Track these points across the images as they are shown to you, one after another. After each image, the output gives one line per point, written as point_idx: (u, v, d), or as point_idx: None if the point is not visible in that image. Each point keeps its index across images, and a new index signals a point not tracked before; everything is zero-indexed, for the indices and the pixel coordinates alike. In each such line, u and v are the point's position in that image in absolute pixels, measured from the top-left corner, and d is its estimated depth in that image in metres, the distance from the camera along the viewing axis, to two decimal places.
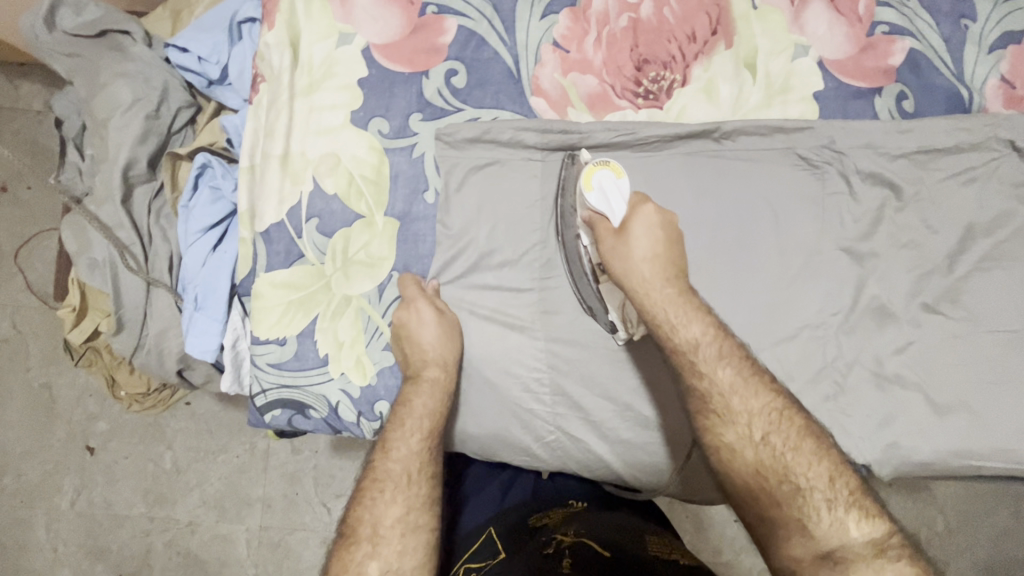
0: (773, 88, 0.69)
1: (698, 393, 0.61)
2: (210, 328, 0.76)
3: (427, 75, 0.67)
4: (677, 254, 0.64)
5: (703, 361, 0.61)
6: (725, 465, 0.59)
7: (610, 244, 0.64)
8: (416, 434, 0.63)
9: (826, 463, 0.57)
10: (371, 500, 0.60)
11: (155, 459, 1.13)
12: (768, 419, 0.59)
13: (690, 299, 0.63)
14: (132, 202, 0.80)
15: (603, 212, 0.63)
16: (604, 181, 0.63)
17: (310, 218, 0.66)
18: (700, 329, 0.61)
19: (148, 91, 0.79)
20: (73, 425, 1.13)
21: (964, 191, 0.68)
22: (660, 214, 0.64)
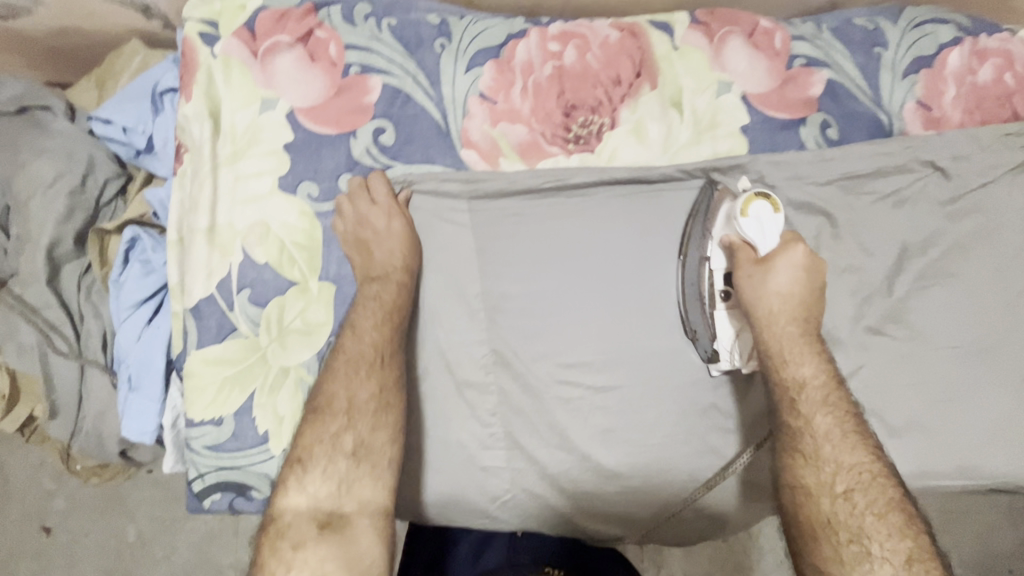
0: (701, 124, 0.70)
1: (789, 430, 0.59)
2: (146, 408, 0.72)
3: (354, 135, 0.66)
4: (810, 300, 0.63)
5: (805, 400, 0.59)
6: (801, 506, 0.57)
7: (747, 272, 0.62)
8: (342, 413, 0.58)
9: (901, 540, 0.53)
10: (297, 481, 0.55)
11: (119, 532, 1.10)
12: (856, 476, 0.56)
13: (812, 341, 0.62)
14: (60, 281, 0.76)
15: (750, 239, 0.62)
16: (759, 211, 0.61)
17: (242, 289, 0.64)
18: (809, 372, 0.60)
19: (71, 166, 0.76)
20: (28, 507, 1.09)
21: (895, 212, 0.69)
22: (808, 257, 0.63)
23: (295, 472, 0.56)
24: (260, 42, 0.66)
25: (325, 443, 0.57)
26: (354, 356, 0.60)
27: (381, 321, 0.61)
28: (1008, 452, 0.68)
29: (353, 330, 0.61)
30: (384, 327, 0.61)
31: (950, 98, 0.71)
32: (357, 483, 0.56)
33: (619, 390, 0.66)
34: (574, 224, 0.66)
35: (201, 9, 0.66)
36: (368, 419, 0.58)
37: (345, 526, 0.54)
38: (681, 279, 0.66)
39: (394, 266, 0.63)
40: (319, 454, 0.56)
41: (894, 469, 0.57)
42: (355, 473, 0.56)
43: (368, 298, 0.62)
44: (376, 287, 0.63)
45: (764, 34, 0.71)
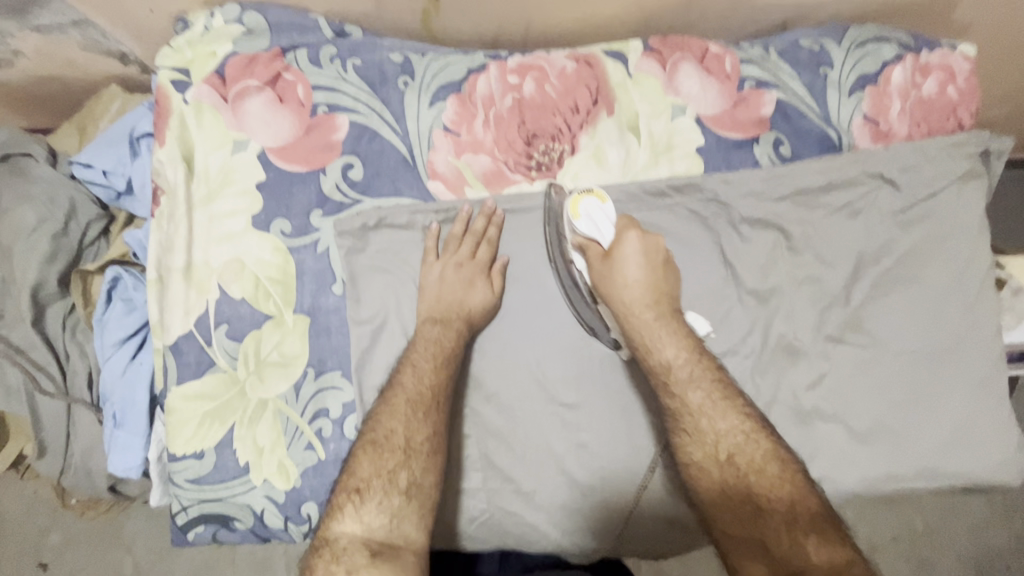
0: (658, 147, 0.72)
1: (671, 410, 0.65)
2: (131, 443, 0.74)
3: (324, 172, 0.69)
4: (661, 277, 0.67)
5: (676, 382, 0.64)
6: (693, 481, 0.64)
7: (599, 271, 0.67)
8: (419, 436, 0.62)
9: (791, 486, 0.61)
10: (353, 510, 0.58)
11: (116, 566, 1.11)
12: (735, 441, 0.63)
13: (668, 322, 0.66)
14: (45, 322, 0.78)
15: (591, 237, 0.67)
16: (589, 210, 0.67)
17: (219, 325, 0.66)
18: (676, 351, 0.65)
19: (54, 210, 0.79)
20: (24, 543, 1.12)
21: (849, 224, 0.72)
22: (646, 240, 0.67)
23: (353, 500, 0.58)
24: (230, 88, 0.69)
25: (382, 477, 0.59)
26: (411, 394, 0.62)
27: (437, 363, 0.64)
28: (968, 452, 0.70)
29: (409, 373, 0.64)
30: (440, 372, 0.64)
31: (896, 112, 0.74)
32: (406, 520, 0.58)
33: (588, 407, 0.68)
34: (533, 249, 0.70)
35: (173, 58, 0.69)
36: (422, 459, 0.61)
37: (395, 556, 0.56)
38: (564, 289, 0.69)
39: (451, 304, 0.67)
40: (375, 485, 0.59)
41: (765, 422, 0.65)
42: (405, 509, 0.59)
43: (421, 340, 0.65)
44: (439, 329, 0.66)
45: (714, 59, 0.74)
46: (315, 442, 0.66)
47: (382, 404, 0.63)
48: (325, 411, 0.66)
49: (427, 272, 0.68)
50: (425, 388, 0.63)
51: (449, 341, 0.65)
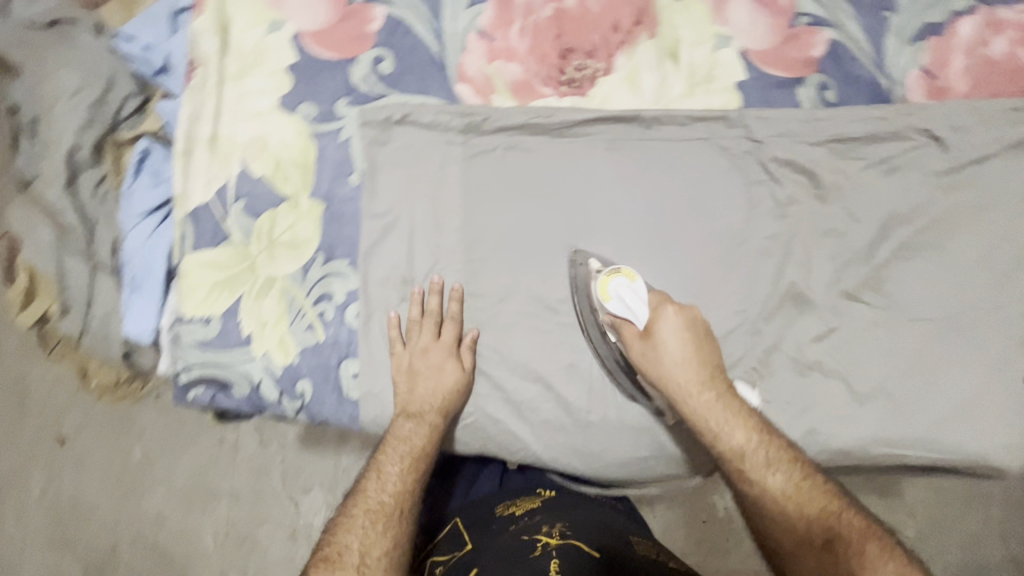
0: (696, 77, 0.70)
1: (751, 496, 0.64)
2: (147, 309, 0.77)
3: (354, 62, 0.69)
4: (705, 352, 0.66)
5: (752, 466, 0.63)
6: (788, 568, 0.62)
7: (639, 348, 0.66)
8: (396, 470, 0.66)
9: (896, 567, 0.56)
10: (326, 570, 0.61)
11: (125, 452, 1.35)
12: (824, 523, 0.61)
13: (729, 402, 0.65)
14: (77, 186, 0.81)
15: (626, 317, 0.66)
16: (619, 289, 0.65)
17: (237, 199, 0.68)
18: (743, 437, 0.64)
19: (93, 78, 0.80)
20: (45, 418, 1.33)
21: (885, 179, 0.68)
22: (683, 315, 0.65)
23: (331, 545, 0.63)
24: None
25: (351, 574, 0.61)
26: (376, 505, 0.66)
27: (405, 463, 0.67)
28: (974, 430, 0.67)
29: (373, 481, 0.67)
30: (405, 461, 0.67)
31: (957, 68, 0.70)
32: (374, 546, 0.63)
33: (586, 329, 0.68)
34: (558, 165, 0.69)
35: None
36: (378, 564, 0.62)
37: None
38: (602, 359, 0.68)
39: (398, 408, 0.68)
40: (348, 566, 0.61)
41: (845, 495, 0.63)
42: (375, 539, 0.63)
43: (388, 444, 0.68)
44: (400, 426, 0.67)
45: None
46: (316, 324, 0.68)
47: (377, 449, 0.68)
48: (328, 295, 0.68)
49: (445, 173, 0.68)
50: (388, 492, 0.66)
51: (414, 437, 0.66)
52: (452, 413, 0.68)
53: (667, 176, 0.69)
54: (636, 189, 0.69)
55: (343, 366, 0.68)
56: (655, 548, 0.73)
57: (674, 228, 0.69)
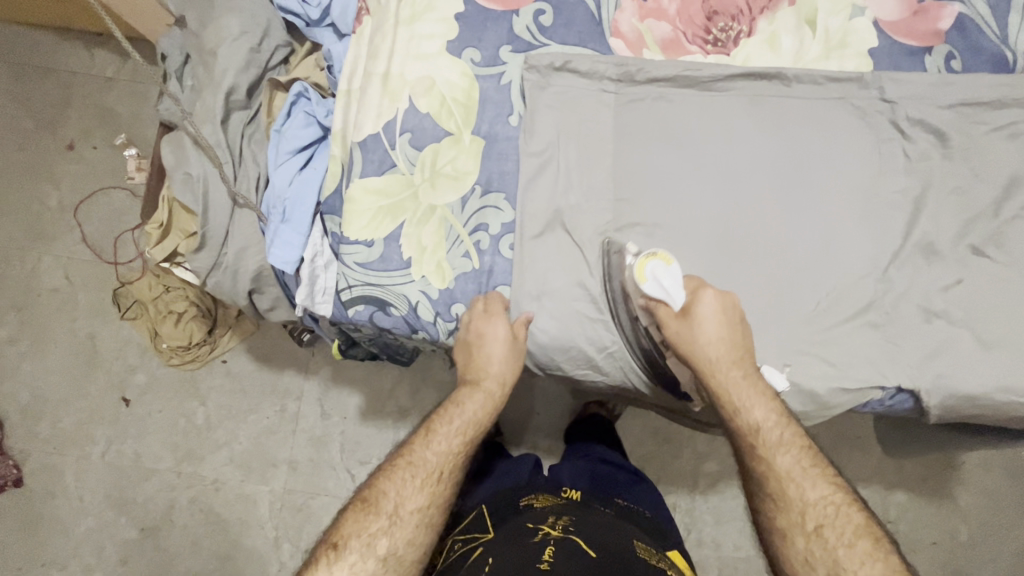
0: (832, 42, 0.75)
1: (757, 470, 0.69)
2: (294, 239, 0.81)
3: (517, 13, 0.75)
4: (739, 336, 0.69)
5: (765, 442, 0.68)
6: (778, 551, 0.67)
7: (675, 326, 0.70)
8: (457, 437, 0.72)
9: (882, 566, 0.60)
10: (365, 510, 0.65)
11: (189, 414, 1.40)
12: (825, 511, 0.65)
13: (754, 383, 0.69)
14: (229, 125, 0.86)
15: (663, 297, 0.68)
16: (655, 273, 0.67)
17: (404, 133, 0.73)
18: (764, 414, 0.68)
19: (254, 26, 0.86)
20: (112, 375, 1.40)
21: (1008, 143, 0.73)
22: (724, 297, 0.69)
23: (375, 483, 0.68)
24: None
25: (385, 519, 0.65)
26: (419, 458, 0.69)
27: (454, 427, 0.72)
28: None
29: (421, 444, 0.71)
30: (453, 428, 0.72)
31: None
32: (411, 500, 0.67)
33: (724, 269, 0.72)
34: (700, 116, 0.74)
35: None
36: (410, 516, 0.66)
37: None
38: (627, 339, 0.72)
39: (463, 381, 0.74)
40: (383, 512, 0.65)
41: (855, 495, 0.66)
42: (420, 490, 0.68)
43: (452, 408, 0.73)
44: (466, 392, 0.74)
45: None
46: (473, 252, 0.72)
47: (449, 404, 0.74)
48: (484, 226, 0.72)
49: (598, 119, 0.74)
50: (430, 450, 0.70)
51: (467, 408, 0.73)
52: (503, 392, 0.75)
53: (806, 131, 0.73)
54: (775, 139, 0.73)
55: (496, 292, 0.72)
56: (652, 548, 0.79)
57: (809, 176, 0.73)
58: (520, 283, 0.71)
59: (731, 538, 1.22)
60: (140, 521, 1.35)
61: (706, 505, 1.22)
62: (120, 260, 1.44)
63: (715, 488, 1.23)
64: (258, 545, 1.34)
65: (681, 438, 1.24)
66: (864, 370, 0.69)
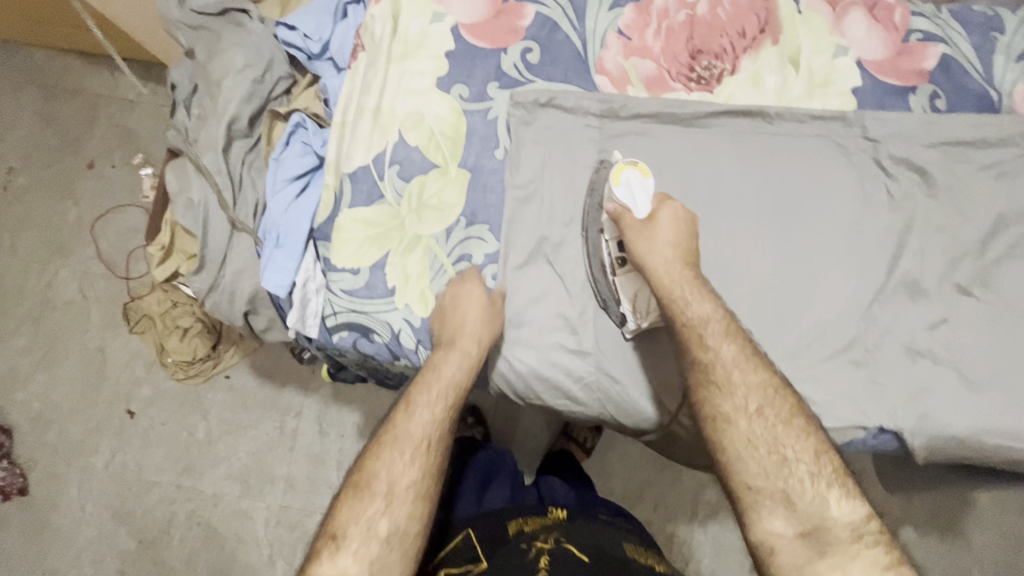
0: (815, 81, 0.76)
1: (701, 364, 0.65)
2: (287, 264, 0.83)
3: (505, 51, 0.77)
4: (692, 244, 0.70)
5: (711, 334, 0.66)
6: (719, 433, 0.64)
7: (637, 231, 0.70)
8: (439, 403, 0.69)
9: (815, 439, 0.63)
10: (363, 479, 0.67)
11: (190, 428, 1.42)
12: (763, 394, 0.64)
13: (700, 284, 0.68)
14: (230, 153, 0.90)
15: (626, 204, 0.71)
16: (630, 179, 0.71)
17: (392, 165, 0.75)
18: (710, 308, 0.67)
19: (257, 60, 0.91)
20: (119, 387, 1.44)
21: (994, 182, 0.73)
22: (685, 212, 0.71)
23: (372, 456, 0.68)
24: None
25: (379, 489, 0.66)
26: (405, 410, 0.68)
27: (433, 392, 0.68)
28: None
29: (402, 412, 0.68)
30: (436, 387, 0.68)
31: None
32: (410, 480, 0.67)
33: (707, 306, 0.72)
34: (683, 151, 0.75)
35: None
36: (401, 481, 0.67)
37: (392, 549, 0.64)
38: (588, 253, 0.73)
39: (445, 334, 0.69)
40: (376, 492, 0.66)
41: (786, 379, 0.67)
42: (413, 466, 0.67)
43: (428, 375, 0.69)
44: (440, 355, 0.69)
45: (885, 9, 0.77)
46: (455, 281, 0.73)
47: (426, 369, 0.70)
48: (468, 257, 0.74)
49: (582, 153, 0.76)
50: (410, 418, 0.68)
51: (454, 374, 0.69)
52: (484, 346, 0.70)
53: (789, 166, 0.74)
54: (757, 172, 0.74)
55: None
56: (646, 548, 0.80)
57: (790, 209, 0.73)
58: (499, 313, 0.72)
59: (727, 571, 1.19)
60: (139, 533, 1.37)
61: (704, 536, 1.20)
62: (132, 275, 1.49)
63: (714, 517, 1.21)
64: (252, 562, 1.35)
65: (676, 467, 1.22)
66: (846, 409, 0.69)
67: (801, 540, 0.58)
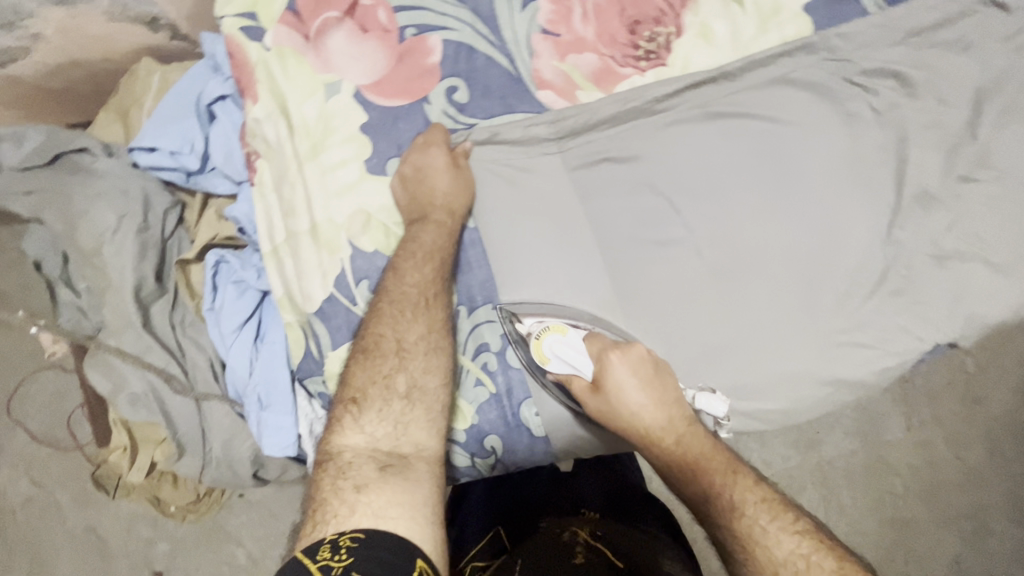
0: (764, 13, 0.69)
1: (719, 542, 0.56)
2: (283, 422, 0.72)
3: (428, 100, 0.64)
4: (664, 390, 0.61)
5: (720, 514, 0.56)
6: None
7: (595, 403, 0.62)
8: (409, 308, 0.59)
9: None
10: (353, 422, 0.55)
11: (230, 559, 1.10)
12: (794, 570, 0.50)
13: (689, 445, 0.60)
14: (153, 321, 0.74)
15: (569, 374, 0.62)
16: (556, 349, 0.62)
17: (360, 281, 0.63)
18: (714, 475, 0.58)
19: (129, 204, 0.73)
20: (133, 556, 1.10)
21: (964, 58, 0.70)
22: (633, 354, 0.60)
23: (351, 412, 0.56)
24: (309, 24, 0.62)
25: (379, 384, 0.56)
26: (399, 297, 0.60)
27: (421, 262, 0.61)
28: None
29: (377, 399, 0.56)
30: (429, 311, 0.60)
31: None
32: (413, 424, 0.55)
33: (735, 287, 0.66)
34: (667, 141, 0.67)
35: (234, 4, 0.62)
36: (419, 358, 0.58)
37: (406, 467, 0.53)
38: (564, 403, 0.65)
39: (416, 292, 0.60)
40: (387, 352, 0.58)
41: (831, 540, 0.52)
42: (410, 415, 0.56)
43: (403, 246, 0.62)
44: (416, 228, 0.62)
45: None
46: (484, 377, 0.65)
47: (370, 323, 0.59)
48: (485, 346, 0.65)
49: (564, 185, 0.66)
50: (408, 315, 0.59)
51: (439, 317, 0.60)
52: (457, 232, 0.64)
53: (768, 121, 0.68)
54: (746, 135, 0.67)
55: (524, 407, 0.65)
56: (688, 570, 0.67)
57: (788, 164, 0.68)
58: (542, 387, 0.64)
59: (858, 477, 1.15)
60: None
61: None
62: (82, 442, 1.12)
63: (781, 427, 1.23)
64: None
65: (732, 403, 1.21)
66: (900, 341, 0.69)
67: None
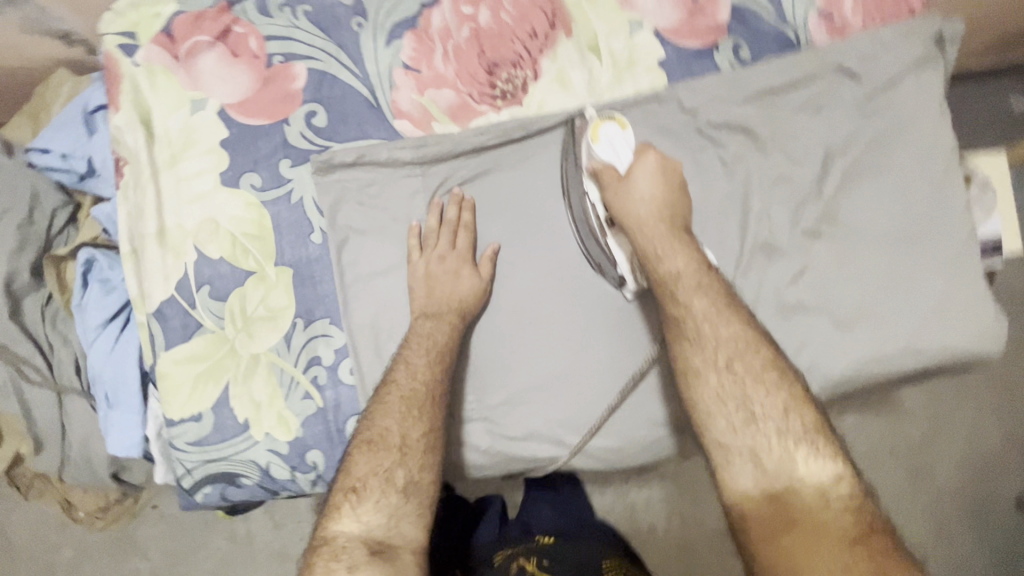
0: (620, 65, 0.73)
1: (673, 317, 0.62)
2: (127, 423, 0.73)
3: (288, 122, 0.68)
4: (675, 199, 0.65)
5: (682, 288, 0.62)
6: (691, 393, 0.60)
7: (614, 189, 0.65)
8: (410, 417, 0.61)
9: (778, 402, 0.58)
10: (351, 509, 0.58)
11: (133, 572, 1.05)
12: (734, 347, 0.60)
13: (681, 236, 0.64)
14: (23, 313, 0.76)
15: (609, 161, 0.66)
16: (609, 133, 0.66)
17: (201, 286, 0.66)
18: (682, 262, 0.62)
19: (16, 199, 0.77)
20: (37, 561, 1.05)
21: (814, 118, 0.73)
22: (661, 162, 0.66)
23: (350, 500, 0.58)
24: (180, 46, 0.67)
25: (379, 476, 0.59)
26: (409, 394, 0.62)
27: (432, 359, 0.63)
28: (950, 328, 0.70)
29: (366, 470, 0.59)
30: (430, 413, 0.62)
31: (849, 5, 0.76)
32: (405, 518, 0.58)
33: (576, 322, 0.68)
34: (521, 173, 0.69)
35: (118, 23, 0.68)
36: (419, 455, 0.61)
37: (393, 556, 0.56)
38: (574, 217, 0.68)
39: (423, 389, 0.62)
40: (391, 447, 0.60)
41: (763, 331, 0.62)
42: (404, 508, 0.59)
43: (415, 339, 0.64)
44: (432, 324, 0.65)
45: None
46: (312, 391, 0.66)
47: (365, 420, 0.62)
48: (317, 359, 0.66)
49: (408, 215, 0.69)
50: (414, 414, 0.61)
51: (440, 416, 0.63)
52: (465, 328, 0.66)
53: None
54: None
55: (350, 424, 0.66)
56: None
57: None
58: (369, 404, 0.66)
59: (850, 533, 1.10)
60: None
61: None
62: None
63: None
64: None
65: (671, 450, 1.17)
66: None
67: (769, 504, 0.54)
